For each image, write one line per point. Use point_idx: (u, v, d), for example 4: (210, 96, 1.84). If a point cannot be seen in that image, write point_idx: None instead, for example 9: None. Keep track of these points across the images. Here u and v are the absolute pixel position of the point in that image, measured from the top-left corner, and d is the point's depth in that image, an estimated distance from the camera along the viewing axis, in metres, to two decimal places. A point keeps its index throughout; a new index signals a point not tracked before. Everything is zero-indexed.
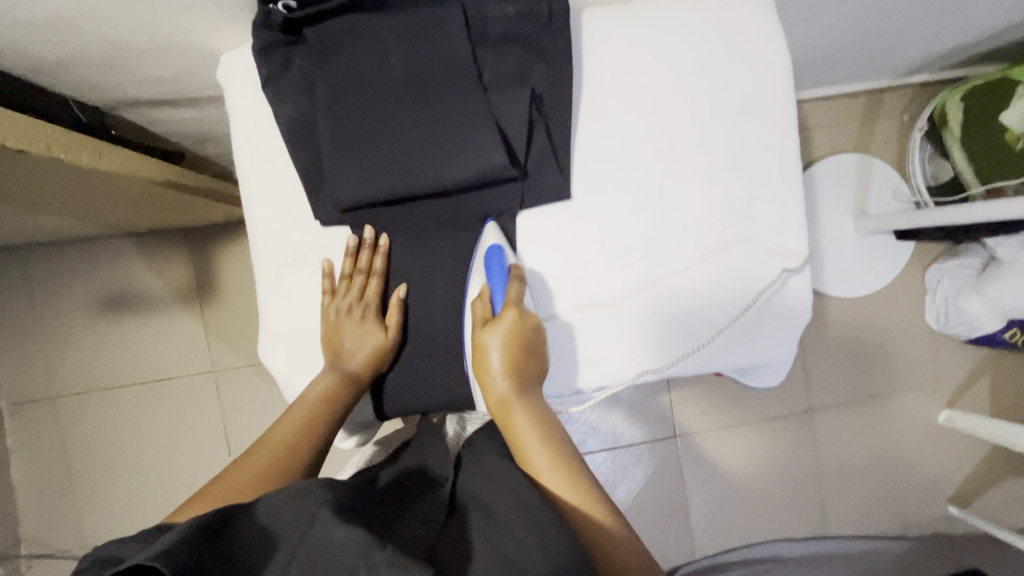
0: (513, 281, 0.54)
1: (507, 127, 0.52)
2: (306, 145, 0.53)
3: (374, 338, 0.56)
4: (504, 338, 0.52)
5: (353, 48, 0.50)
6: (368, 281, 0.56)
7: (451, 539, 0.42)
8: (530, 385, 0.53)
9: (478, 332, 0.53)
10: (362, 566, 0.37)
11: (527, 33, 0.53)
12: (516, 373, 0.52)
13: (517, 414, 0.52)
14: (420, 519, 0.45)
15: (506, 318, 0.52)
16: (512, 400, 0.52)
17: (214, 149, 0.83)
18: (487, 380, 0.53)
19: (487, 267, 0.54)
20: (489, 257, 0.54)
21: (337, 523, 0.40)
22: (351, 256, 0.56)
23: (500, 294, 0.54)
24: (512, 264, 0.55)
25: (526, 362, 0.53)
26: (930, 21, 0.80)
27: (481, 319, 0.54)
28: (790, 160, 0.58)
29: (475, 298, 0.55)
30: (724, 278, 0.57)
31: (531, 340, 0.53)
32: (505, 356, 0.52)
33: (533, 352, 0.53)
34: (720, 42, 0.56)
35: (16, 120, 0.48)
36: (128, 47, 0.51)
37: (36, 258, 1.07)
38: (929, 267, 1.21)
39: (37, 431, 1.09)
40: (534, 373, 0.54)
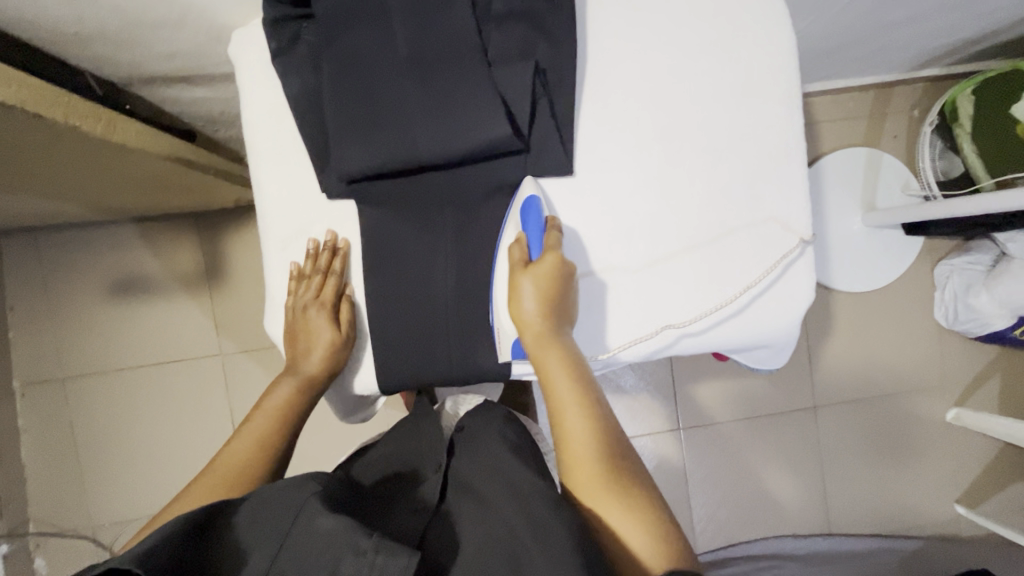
0: (550, 229, 0.54)
1: (511, 101, 0.52)
2: (312, 117, 0.53)
3: (327, 335, 0.56)
4: (541, 281, 0.52)
5: (360, 22, 0.51)
6: (326, 281, 0.57)
7: (438, 532, 0.47)
8: (566, 335, 0.54)
9: (516, 273, 0.53)
10: (351, 553, 0.39)
11: (532, 10, 0.53)
12: (551, 314, 0.53)
13: (550, 356, 0.52)
14: (411, 509, 0.49)
15: (546, 262, 0.52)
16: (547, 341, 0.52)
17: (226, 132, 0.85)
18: (521, 319, 0.53)
19: (524, 217, 0.55)
20: (526, 208, 0.54)
21: (324, 513, 0.41)
22: (311, 258, 0.57)
23: (536, 241, 0.54)
24: (549, 217, 0.55)
25: (563, 310, 0.53)
26: (941, 11, 0.80)
27: (519, 261, 0.54)
28: (794, 139, 0.58)
29: (510, 243, 0.55)
30: (738, 255, 0.57)
31: (566, 287, 0.54)
32: (542, 299, 0.52)
33: (567, 299, 0.54)
34: (724, 22, 0.56)
35: (34, 86, 0.50)
36: (142, 20, 0.52)
37: (50, 241, 1.10)
38: (938, 263, 1.20)
39: (49, 412, 1.11)
40: (568, 319, 0.54)
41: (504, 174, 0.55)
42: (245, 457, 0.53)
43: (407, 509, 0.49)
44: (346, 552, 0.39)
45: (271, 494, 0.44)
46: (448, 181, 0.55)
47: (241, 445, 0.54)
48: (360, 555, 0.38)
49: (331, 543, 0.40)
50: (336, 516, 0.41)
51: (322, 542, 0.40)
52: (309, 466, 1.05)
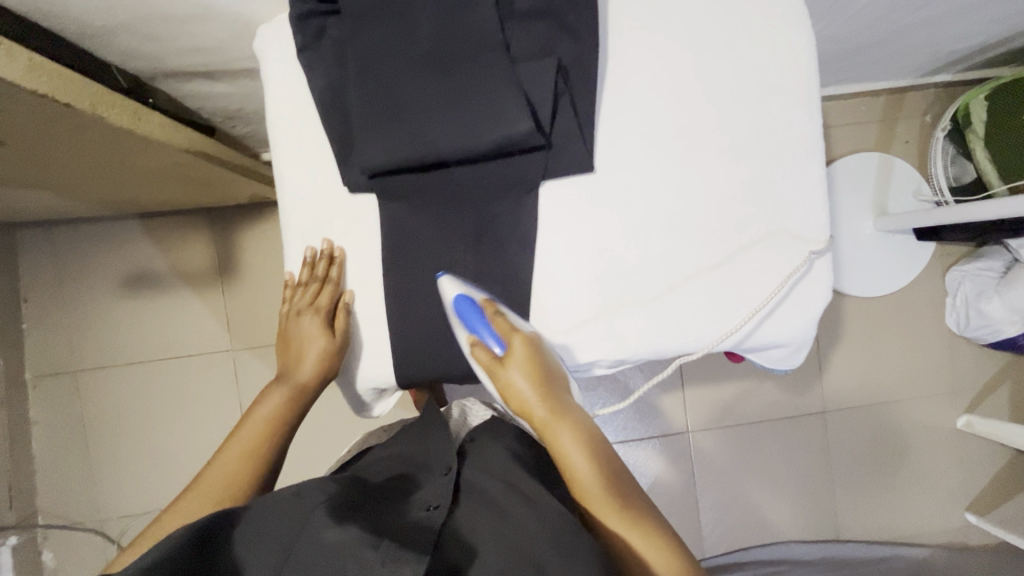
0: (497, 315, 0.54)
1: (533, 96, 0.53)
2: (335, 111, 0.54)
3: (319, 343, 0.57)
4: (521, 370, 0.53)
5: (385, 18, 0.52)
6: (322, 288, 0.58)
7: (453, 531, 0.46)
8: (561, 395, 0.54)
9: (498, 372, 0.53)
10: (358, 567, 0.40)
11: (555, 8, 0.54)
12: (543, 392, 0.53)
13: (561, 431, 0.53)
14: (424, 505, 0.49)
15: (516, 348, 0.53)
16: (550, 420, 0.53)
17: (244, 127, 0.85)
18: (524, 407, 0.54)
19: (461, 316, 0.54)
20: (461, 309, 0.53)
21: (332, 526, 0.43)
22: (309, 266, 0.58)
23: (494, 332, 0.54)
24: (484, 300, 0.54)
25: (549, 378, 0.53)
26: (958, 15, 0.80)
27: (491, 361, 0.54)
28: (812, 139, 0.58)
29: (474, 344, 0.54)
30: (757, 269, 0.58)
31: (542, 361, 0.54)
32: (529, 383, 0.53)
33: (551, 369, 0.54)
34: (744, 23, 0.56)
35: (64, 77, 0.51)
36: (170, 14, 0.53)
37: (65, 235, 1.11)
38: (950, 269, 1.20)
39: (60, 404, 1.11)
40: (560, 386, 0.54)
41: (525, 170, 0.55)
42: (238, 461, 0.54)
43: (421, 505, 0.49)
44: (353, 565, 0.40)
45: (278, 502, 0.45)
46: (470, 176, 0.55)
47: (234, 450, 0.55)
48: (366, 568, 0.40)
49: (339, 555, 0.41)
50: (343, 528, 0.42)
51: (330, 553, 0.41)
52: (318, 463, 1.05)
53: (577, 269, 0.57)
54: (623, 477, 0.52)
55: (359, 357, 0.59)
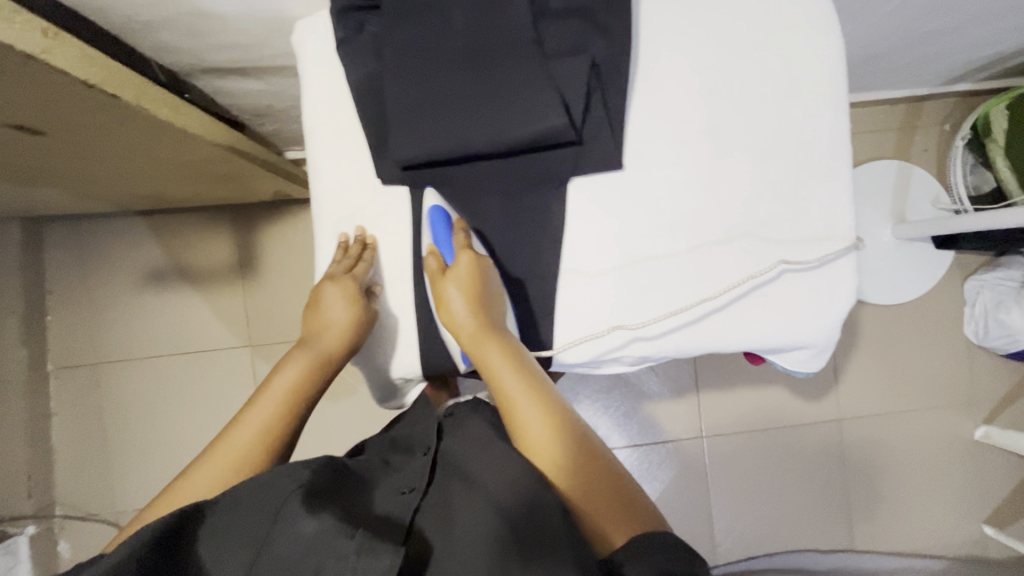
0: (458, 231, 0.56)
1: (566, 93, 0.54)
2: (371, 105, 0.55)
3: (346, 318, 0.56)
4: (464, 281, 0.54)
5: (422, 14, 0.53)
6: (354, 269, 0.57)
7: (427, 514, 0.47)
8: (498, 322, 0.55)
9: (437, 281, 0.55)
10: (334, 558, 0.41)
11: (589, 7, 0.55)
12: (480, 309, 0.54)
13: (490, 348, 0.53)
14: (399, 488, 0.50)
15: (461, 261, 0.54)
16: (482, 336, 0.53)
17: (272, 124, 0.87)
18: (453, 322, 0.54)
19: (432, 230, 0.57)
20: (432, 219, 0.56)
21: (304, 517, 0.43)
22: (342, 249, 0.58)
23: (447, 246, 0.56)
24: (456, 219, 0.57)
25: (489, 300, 0.55)
26: (977, 22, 0.81)
27: (436, 269, 0.55)
28: (840, 140, 0.59)
29: (426, 254, 0.56)
30: (745, 261, 0.58)
31: (487, 279, 0.55)
32: (466, 296, 0.54)
33: (492, 289, 0.55)
34: (776, 24, 0.57)
35: (111, 69, 0.52)
36: (214, 11, 0.54)
37: (91, 229, 1.13)
38: (969, 278, 1.19)
39: (81, 396, 1.13)
40: (498, 307, 0.55)
41: (555, 166, 0.56)
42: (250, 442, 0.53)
43: (395, 490, 0.50)
44: (329, 557, 0.41)
45: (245, 497, 0.46)
46: (501, 171, 0.56)
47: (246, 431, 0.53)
48: (341, 559, 0.40)
49: (315, 548, 0.41)
50: (316, 520, 0.42)
51: (304, 545, 0.42)
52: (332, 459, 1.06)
53: (602, 264, 0.58)
54: (547, 393, 0.52)
55: (386, 347, 0.60)
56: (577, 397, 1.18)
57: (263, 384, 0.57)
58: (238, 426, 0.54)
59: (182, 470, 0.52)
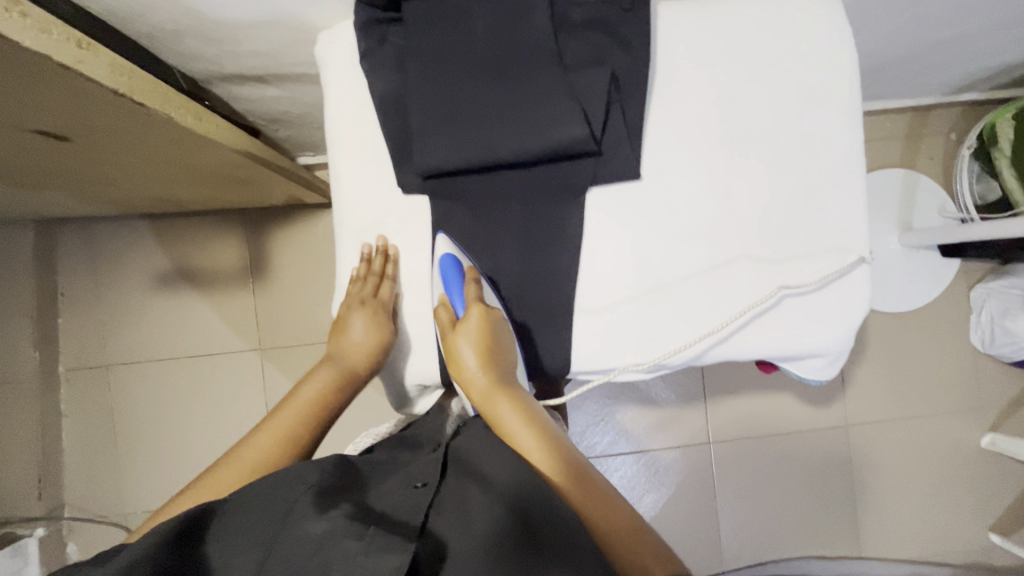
0: (470, 282, 0.56)
1: (586, 104, 0.54)
2: (394, 115, 0.56)
3: (371, 335, 0.58)
4: (476, 337, 0.55)
5: (444, 26, 0.54)
6: (379, 284, 0.59)
7: (441, 511, 0.46)
8: (508, 374, 0.57)
9: (449, 336, 0.56)
10: (342, 555, 0.39)
11: (609, 19, 0.56)
12: (491, 363, 0.55)
13: (500, 403, 0.55)
14: (412, 483, 0.49)
15: (472, 316, 0.55)
16: (492, 391, 0.55)
17: (286, 130, 0.88)
18: (466, 377, 0.56)
19: (443, 277, 0.56)
20: (444, 268, 0.56)
21: (313, 517, 0.42)
22: (365, 261, 0.59)
23: (458, 296, 0.55)
24: (467, 267, 0.57)
25: (500, 353, 0.56)
26: (985, 33, 0.82)
27: (448, 322, 0.56)
28: (855, 151, 0.60)
29: (437, 305, 0.57)
30: (756, 277, 0.58)
31: (498, 332, 0.56)
32: (477, 352, 0.55)
33: (503, 343, 0.56)
34: (792, 37, 0.58)
35: (138, 77, 0.53)
36: (239, 20, 0.55)
37: (102, 232, 1.13)
38: (975, 286, 1.20)
39: (90, 398, 1.13)
40: (508, 361, 0.57)
41: (574, 175, 0.57)
42: (274, 444, 0.55)
43: (408, 484, 0.49)
44: (337, 554, 0.39)
45: (255, 502, 0.46)
46: (521, 180, 0.57)
47: (272, 432, 0.56)
48: (350, 556, 0.39)
49: (322, 547, 0.40)
50: (326, 519, 0.42)
51: (312, 544, 0.40)
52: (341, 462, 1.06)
53: (620, 272, 0.58)
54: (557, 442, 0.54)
55: (403, 354, 0.61)
56: (584, 402, 1.19)
57: (292, 391, 0.60)
58: (266, 428, 0.56)
59: (208, 468, 0.54)
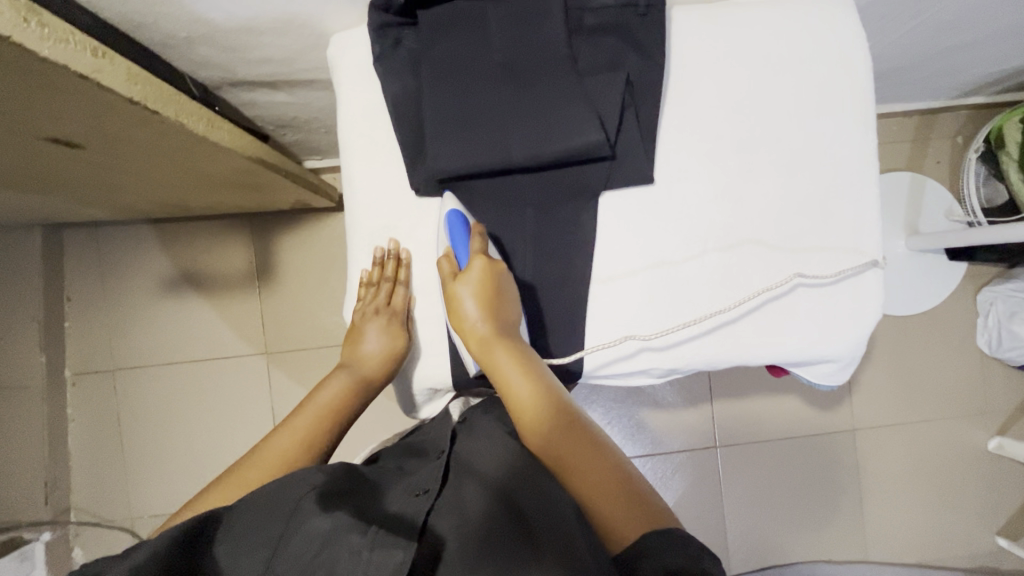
0: (475, 235, 0.55)
1: (601, 110, 0.54)
2: (407, 119, 0.56)
3: (388, 341, 0.59)
4: (477, 287, 0.54)
5: (459, 31, 0.54)
6: (394, 289, 0.59)
7: (441, 513, 0.46)
8: (511, 328, 0.55)
9: (450, 285, 0.55)
10: (346, 554, 0.39)
11: (624, 24, 0.55)
12: (492, 314, 0.54)
13: (499, 352, 0.53)
14: (412, 492, 0.48)
15: (474, 265, 0.54)
16: (492, 340, 0.53)
17: (295, 134, 0.88)
18: (465, 327, 0.54)
19: (449, 230, 0.56)
20: (450, 223, 0.55)
21: (318, 514, 0.42)
22: (378, 266, 0.59)
23: (463, 250, 0.55)
24: (473, 223, 0.56)
25: (502, 305, 0.54)
26: (995, 38, 0.82)
27: (450, 273, 0.55)
28: (868, 155, 0.59)
29: (441, 257, 0.56)
30: (772, 279, 0.58)
31: (500, 285, 0.55)
32: (478, 300, 0.53)
33: (505, 296, 0.55)
34: (805, 40, 0.58)
35: (153, 84, 0.53)
36: (254, 26, 0.55)
37: (109, 236, 1.14)
38: (981, 289, 1.20)
39: (96, 402, 1.13)
40: (510, 315, 0.55)
41: (587, 180, 0.57)
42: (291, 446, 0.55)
43: (409, 492, 0.48)
44: (341, 553, 0.40)
45: (262, 501, 0.46)
46: (535, 184, 0.57)
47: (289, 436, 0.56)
48: (355, 554, 0.39)
49: (325, 546, 0.40)
50: (329, 516, 0.42)
51: (316, 544, 0.41)
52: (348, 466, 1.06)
53: (633, 277, 0.58)
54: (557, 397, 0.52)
55: (415, 360, 0.61)
56: (591, 406, 1.18)
57: (307, 398, 0.61)
58: (283, 431, 0.57)
59: (226, 471, 0.54)
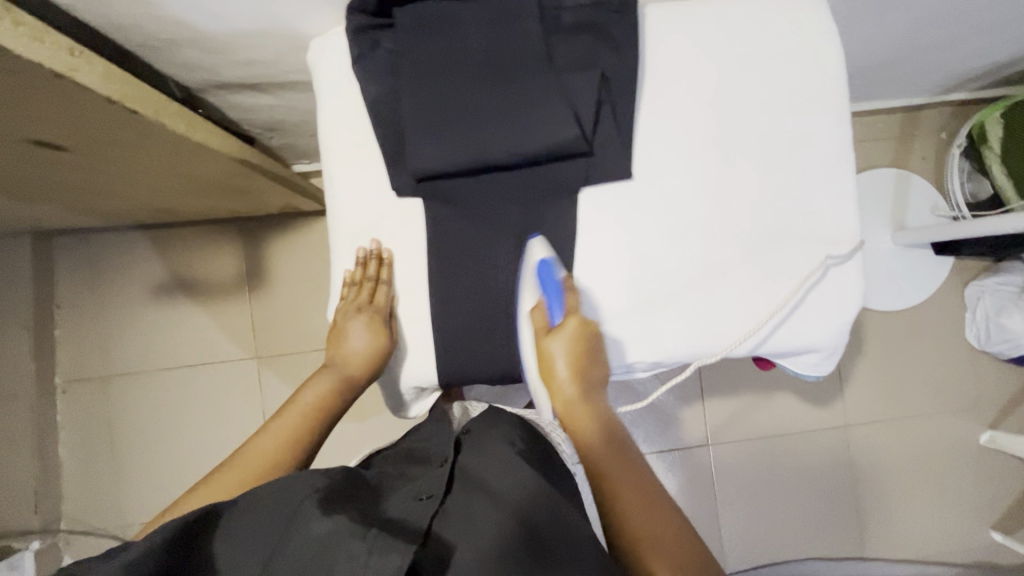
0: (569, 292, 0.56)
1: (577, 105, 0.55)
2: (387, 118, 0.56)
3: (372, 340, 0.59)
4: (569, 346, 0.56)
5: (436, 31, 0.54)
6: (376, 288, 0.59)
7: (446, 519, 0.47)
8: (594, 385, 0.58)
9: (542, 340, 0.57)
10: (345, 557, 0.39)
11: (599, 22, 0.56)
12: (581, 372, 0.57)
13: (581, 410, 0.58)
14: (417, 496, 0.50)
15: (568, 324, 0.55)
16: (576, 399, 0.58)
17: (283, 138, 0.89)
18: (553, 380, 0.58)
19: (539, 280, 0.56)
20: (540, 273, 0.56)
21: (318, 517, 0.42)
22: (361, 265, 0.59)
23: (557, 306, 0.56)
24: (563, 276, 0.57)
25: (591, 363, 0.57)
26: (970, 34, 0.83)
27: (541, 328, 0.57)
28: (844, 147, 0.60)
29: (531, 308, 0.58)
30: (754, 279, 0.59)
31: (593, 348, 0.57)
32: (570, 360, 0.56)
33: (597, 358, 0.57)
34: (778, 36, 0.59)
35: (133, 86, 0.54)
36: (234, 28, 0.56)
37: (99, 243, 1.14)
38: (969, 284, 1.21)
39: (87, 409, 1.13)
40: (599, 376, 0.58)
41: (567, 176, 0.58)
42: (277, 448, 0.56)
43: (413, 496, 0.50)
44: (339, 557, 0.39)
45: (266, 501, 0.46)
46: (514, 181, 0.58)
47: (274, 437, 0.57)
48: (353, 559, 0.39)
49: (325, 547, 0.40)
50: (329, 519, 0.42)
51: (316, 546, 0.41)
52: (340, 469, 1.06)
53: (608, 275, 0.59)
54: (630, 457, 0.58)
55: (397, 360, 0.61)
56: None
57: (292, 398, 0.62)
58: (268, 430, 0.58)
59: (210, 472, 0.55)
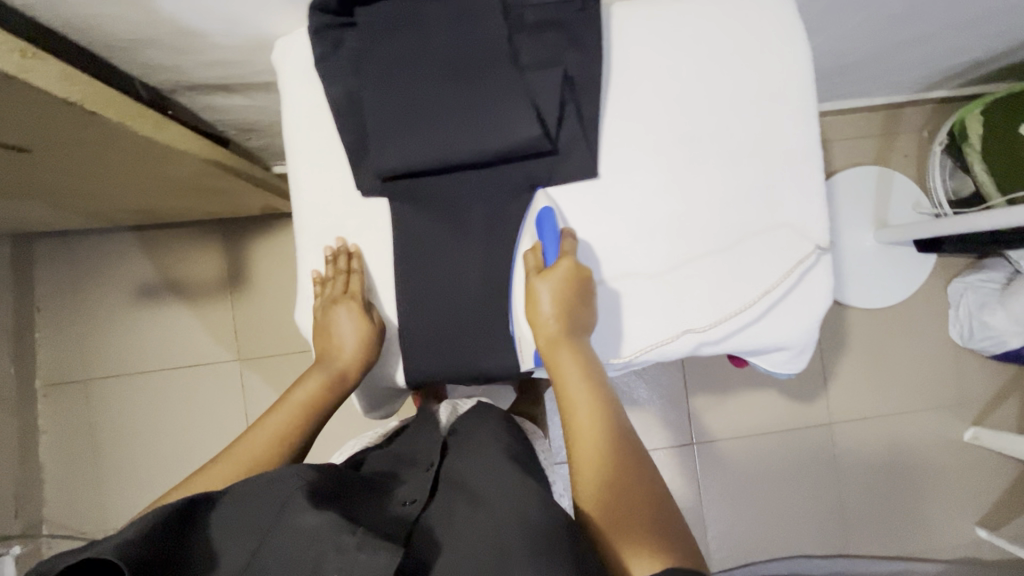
0: (566, 237, 0.57)
1: (540, 105, 0.55)
2: (351, 118, 0.56)
3: (358, 332, 0.58)
4: (557, 285, 0.54)
5: (399, 30, 0.54)
6: (350, 279, 0.59)
7: (431, 519, 0.48)
8: (581, 334, 0.56)
9: (532, 278, 0.56)
10: (335, 551, 0.40)
11: (563, 20, 0.56)
12: (567, 314, 0.55)
13: (564, 354, 0.54)
14: (401, 500, 0.51)
15: (560, 265, 0.55)
16: (560, 341, 0.55)
17: (259, 139, 0.88)
18: (537, 320, 0.55)
19: (539, 228, 0.58)
20: (540, 220, 0.57)
21: (309, 510, 0.42)
22: (330, 262, 0.59)
23: (553, 248, 0.57)
24: (563, 229, 0.58)
25: (577, 308, 0.55)
26: (944, 32, 0.83)
27: (533, 267, 0.56)
28: (811, 146, 0.60)
29: (527, 250, 0.58)
30: (723, 278, 0.59)
31: (583, 293, 0.56)
32: (557, 298, 0.54)
33: (585, 304, 0.56)
34: (746, 33, 0.59)
35: (93, 87, 0.54)
36: (196, 28, 0.56)
37: (80, 245, 1.13)
38: (951, 281, 1.21)
39: (68, 413, 1.12)
40: (585, 322, 0.56)
41: (532, 175, 0.58)
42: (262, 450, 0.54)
43: (397, 501, 0.50)
44: (330, 550, 0.40)
45: (254, 492, 0.45)
46: (480, 181, 0.57)
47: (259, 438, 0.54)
48: (343, 553, 0.39)
49: (315, 540, 0.40)
50: (321, 512, 0.42)
51: (305, 538, 0.41)
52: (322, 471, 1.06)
53: None
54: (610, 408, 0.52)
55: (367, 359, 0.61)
56: None
57: (282, 397, 0.59)
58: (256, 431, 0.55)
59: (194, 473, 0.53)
